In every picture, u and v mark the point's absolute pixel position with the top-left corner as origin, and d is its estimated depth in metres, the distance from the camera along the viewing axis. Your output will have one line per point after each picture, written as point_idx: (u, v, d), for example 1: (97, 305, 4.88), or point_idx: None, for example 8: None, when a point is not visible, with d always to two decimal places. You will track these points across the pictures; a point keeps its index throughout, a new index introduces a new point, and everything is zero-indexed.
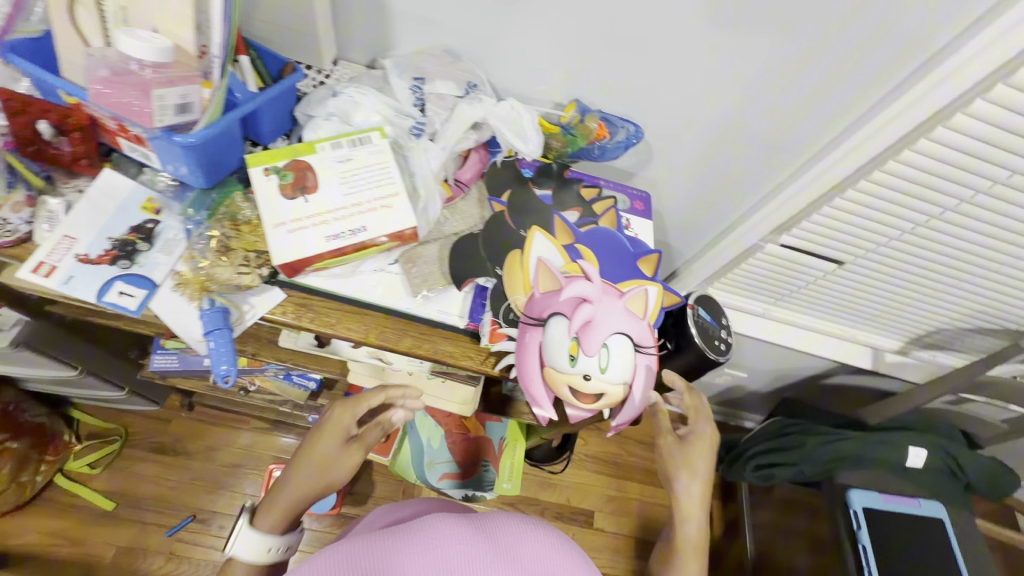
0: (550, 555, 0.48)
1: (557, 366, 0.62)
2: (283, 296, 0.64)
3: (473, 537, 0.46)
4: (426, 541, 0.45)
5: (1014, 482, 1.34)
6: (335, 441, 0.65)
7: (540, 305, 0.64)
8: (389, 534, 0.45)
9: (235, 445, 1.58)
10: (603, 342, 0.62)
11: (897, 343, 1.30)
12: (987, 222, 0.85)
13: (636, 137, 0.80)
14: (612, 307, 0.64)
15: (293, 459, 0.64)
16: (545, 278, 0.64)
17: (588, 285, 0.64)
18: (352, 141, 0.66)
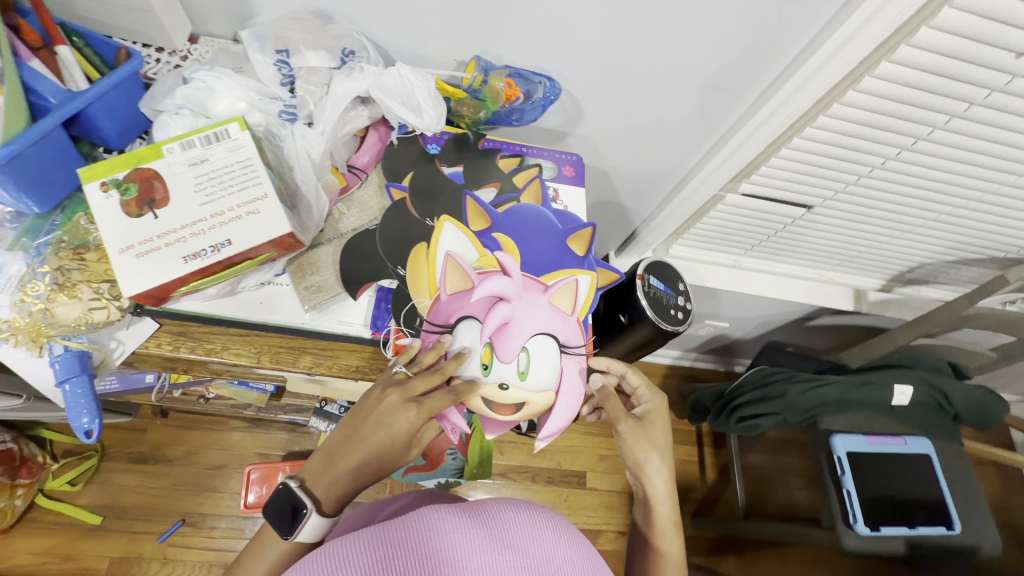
0: (557, 539, 0.40)
1: (471, 376, 0.57)
2: (157, 326, 0.57)
3: (467, 522, 0.38)
4: (415, 531, 0.37)
5: (1001, 411, 1.29)
6: (390, 439, 0.49)
7: (449, 309, 0.58)
8: (370, 531, 0.38)
9: (223, 444, 1.49)
10: (521, 346, 0.57)
11: (879, 282, 1.23)
12: (968, 148, 0.75)
13: (554, 94, 0.70)
14: (532, 305, 0.59)
15: (339, 442, 0.49)
16: (453, 277, 0.58)
17: (506, 282, 0.58)
18: (206, 138, 0.55)
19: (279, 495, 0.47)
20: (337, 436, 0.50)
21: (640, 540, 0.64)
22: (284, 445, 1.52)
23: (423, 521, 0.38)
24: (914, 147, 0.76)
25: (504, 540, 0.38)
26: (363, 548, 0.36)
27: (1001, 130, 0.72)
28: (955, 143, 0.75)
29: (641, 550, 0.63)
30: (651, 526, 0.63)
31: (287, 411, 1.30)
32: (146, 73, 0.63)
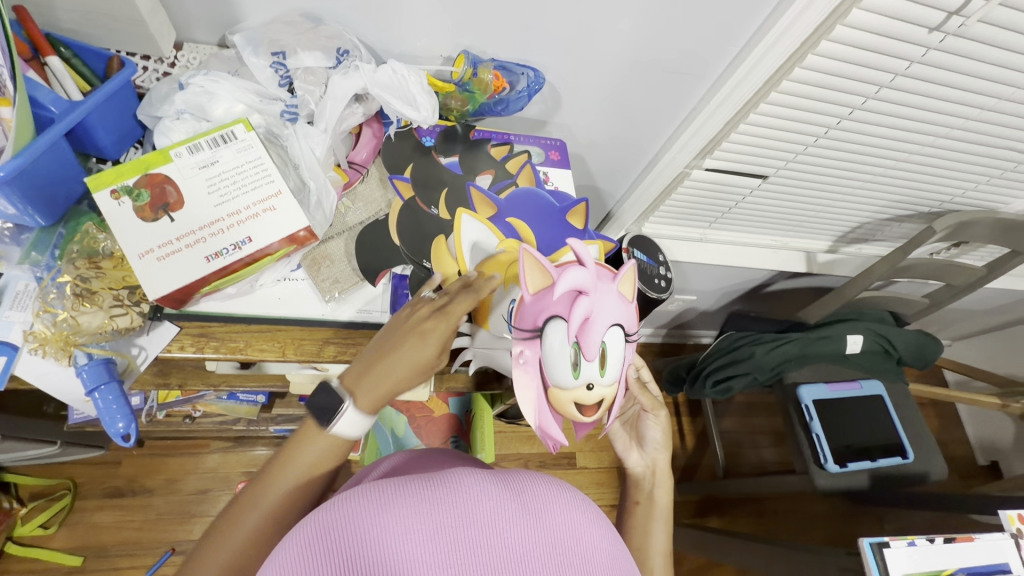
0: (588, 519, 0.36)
1: (562, 380, 0.52)
2: (177, 330, 0.57)
3: (495, 507, 0.33)
4: (439, 516, 0.32)
5: (937, 348, 1.48)
6: (424, 346, 0.52)
7: (533, 310, 0.52)
8: (385, 503, 0.33)
9: (205, 468, 1.44)
10: (601, 342, 0.52)
11: (826, 244, 1.36)
12: (894, 114, 0.86)
13: (538, 83, 0.75)
14: (607, 294, 0.53)
15: (375, 349, 0.53)
16: (532, 274, 0.52)
17: (583, 273, 0.52)
18: (212, 140, 0.57)
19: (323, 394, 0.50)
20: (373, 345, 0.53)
21: (641, 517, 0.64)
22: None
23: (445, 502, 0.33)
24: (851, 116, 0.87)
25: (539, 532, 0.33)
26: (379, 529, 0.31)
27: (919, 99, 0.83)
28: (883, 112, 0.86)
29: (643, 527, 0.63)
30: (656, 508, 0.64)
31: (277, 422, 1.29)
32: (135, 82, 0.63)
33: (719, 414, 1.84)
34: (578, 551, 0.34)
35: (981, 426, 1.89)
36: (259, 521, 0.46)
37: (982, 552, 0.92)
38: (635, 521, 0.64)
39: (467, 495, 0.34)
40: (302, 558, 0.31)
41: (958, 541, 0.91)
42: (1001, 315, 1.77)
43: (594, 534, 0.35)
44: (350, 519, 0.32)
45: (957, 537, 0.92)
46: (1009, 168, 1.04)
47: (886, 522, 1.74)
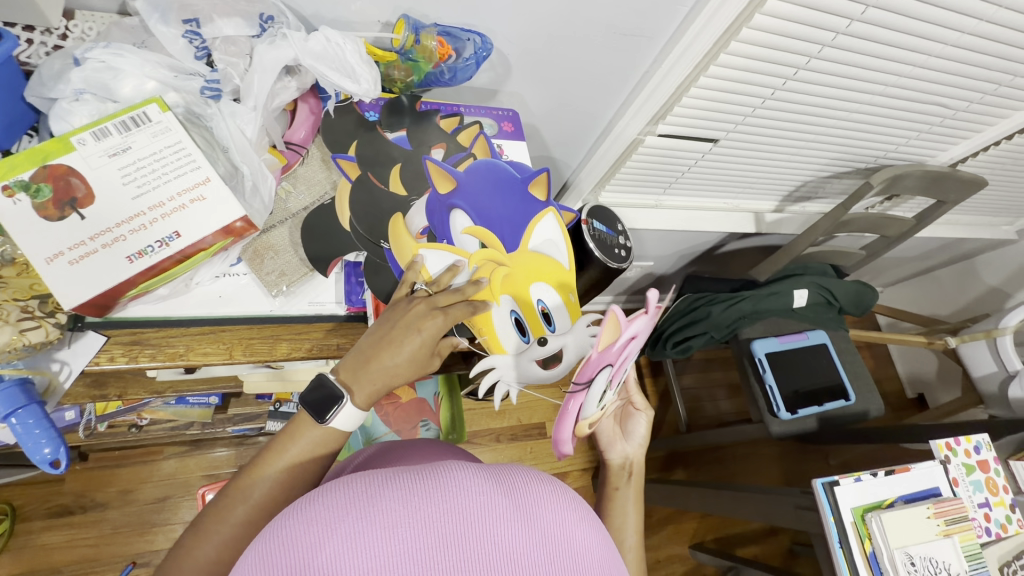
0: (577, 518, 0.35)
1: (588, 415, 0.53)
2: (104, 340, 0.52)
3: (485, 501, 0.33)
4: (426, 509, 0.31)
5: (874, 297, 1.58)
6: (420, 342, 0.50)
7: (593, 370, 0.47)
8: (372, 497, 0.31)
9: (161, 475, 1.36)
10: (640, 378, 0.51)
11: (773, 204, 1.40)
12: (836, 73, 0.88)
13: (486, 49, 0.70)
14: None
15: (370, 343, 0.50)
16: (609, 332, 0.45)
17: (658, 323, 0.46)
18: (122, 123, 0.50)
19: (316, 387, 0.47)
20: (369, 338, 0.50)
21: (619, 500, 0.67)
22: (235, 460, 1.43)
23: (433, 495, 0.32)
24: (796, 77, 0.88)
25: (531, 527, 0.32)
26: (365, 521, 0.30)
27: (856, 58, 0.85)
28: (825, 71, 0.87)
29: (620, 509, 0.66)
30: (633, 494, 0.67)
31: (235, 422, 1.23)
32: (18, 57, 0.54)
33: (680, 373, 1.91)
34: (569, 552, 0.33)
35: (910, 363, 2.07)
36: (228, 540, 0.43)
37: (918, 480, 1.01)
38: (615, 502, 0.66)
39: (456, 489, 0.33)
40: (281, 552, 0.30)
41: (898, 472, 0.99)
42: (926, 261, 1.92)
43: (585, 533, 0.35)
44: (334, 513, 0.31)
45: (898, 469, 0.99)
46: (936, 122, 1.10)
47: (831, 458, 1.89)
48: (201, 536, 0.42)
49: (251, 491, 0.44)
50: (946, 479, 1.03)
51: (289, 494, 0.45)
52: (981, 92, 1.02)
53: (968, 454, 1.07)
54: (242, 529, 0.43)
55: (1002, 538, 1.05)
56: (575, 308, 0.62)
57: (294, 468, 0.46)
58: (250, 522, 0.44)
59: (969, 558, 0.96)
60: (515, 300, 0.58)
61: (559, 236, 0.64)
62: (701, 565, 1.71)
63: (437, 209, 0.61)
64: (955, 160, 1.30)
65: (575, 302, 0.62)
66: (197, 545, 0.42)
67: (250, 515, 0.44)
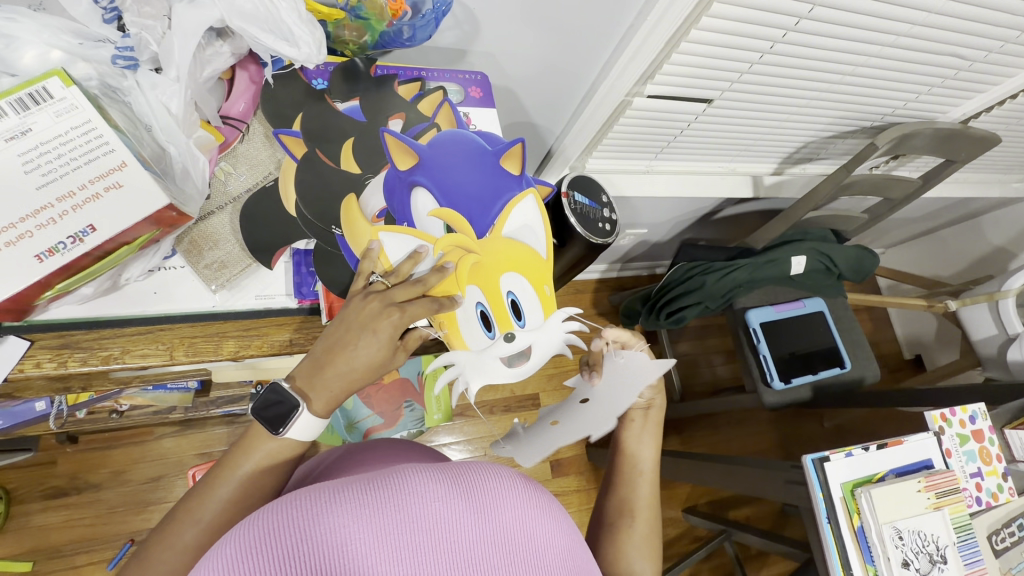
0: (536, 510, 0.36)
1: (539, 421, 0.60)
2: (28, 345, 0.47)
3: (442, 507, 0.32)
4: (380, 523, 0.31)
5: (874, 262, 1.53)
6: (378, 345, 0.45)
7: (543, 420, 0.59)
8: (320, 514, 0.31)
9: (152, 455, 1.36)
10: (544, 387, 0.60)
11: (772, 166, 1.32)
12: (842, 22, 0.80)
13: (446, 3, 0.62)
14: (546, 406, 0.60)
15: (324, 347, 0.46)
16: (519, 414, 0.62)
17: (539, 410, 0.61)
18: (19, 99, 0.42)
19: (270, 396, 0.43)
20: (323, 342, 0.45)
21: (634, 435, 0.66)
22: (226, 439, 1.42)
23: (386, 507, 0.31)
24: (798, 28, 0.79)
25: (489, 528, 0.33)
26: (314, 540, 0.30)
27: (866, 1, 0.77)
28: (830, 20, 0.79)
29: (633, 449, 0.65)
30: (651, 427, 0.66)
31: (219, 405, 1.21)
32: None
33: (675, 341, 1.88)
34: (528, 544, 0.34)
35: (909, 326, 2.04)
36: (174, 566, 0.40)
37: (911, 452, 0.99)
38: (628, 436, 0.66)
39: (413, 498, 0.32)
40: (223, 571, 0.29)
41: (890, 446, 0.97)
42: (931, 221, 1.85)
43: (545, 525, 0.36)
44: (280, 533, 0.30)
45: (890, 442, 0.97)
46: (950, 76, 1.01)
47: (825, 421, 1.89)
48: (147, 562, 0.40)
49: (202, 512, 0.41)
50: (939, 451, 1.01)
51: (245, 512, 0.42)
52: (1003, 39, 0.93)
53: (963, 424, 1.05)
54: (193, 554, 0.40)
55: (992, 507, 1.04)
56: (549, 300, 0.58)
57: (248, 485, 0.43)
58: (200, 546, 0.40)
59: (958, 529, 0.95)
60: (482, 292, 0.53)
61: (537, 219, 0.60)
62: (694, 527, 1.73)
63: (397, 188, 0.55)
64: (968, 116, 1.21)
65: (549, 293, 0.59)
66: (144, 569, 0.39)
67: (201, 539, 0.40)
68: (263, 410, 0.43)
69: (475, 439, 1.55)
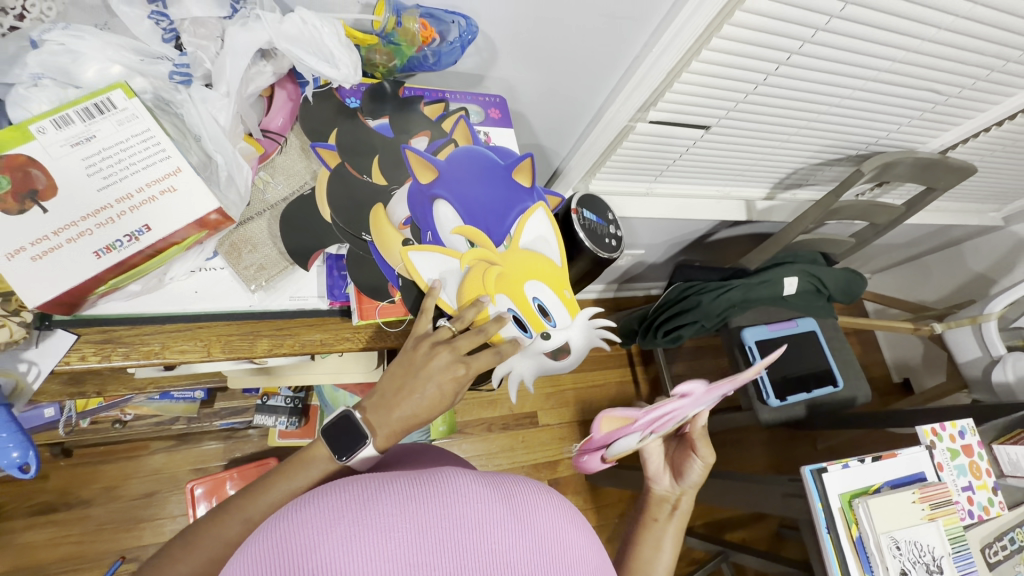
0: (566, 522, 0.38)
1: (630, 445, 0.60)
2: (74, 338, 0.49)
3: (480, 507, 0.35)
4: (423, 514, 0.33)
5: (863, 284, 1.59)
6: (442, 392, 0.49)
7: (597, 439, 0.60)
8: (368, 503, 0.33)
9: (144, 471, 1.33)
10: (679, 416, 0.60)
11: (764, 191, 1.39)
12: (828, 59, 0.87)
13: (471, 33, 0.67)
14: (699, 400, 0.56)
15: (391, 388, 0.48)
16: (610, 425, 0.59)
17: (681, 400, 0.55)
18: (88, 108, 0.47)
19: (342, 425, 0.46)
20: (390, 381, 0.49)
21: (656, 532, 0.61)
22: (223, 454, 1.41)
23: (430, 501, 0.34)
24: (791, 61, 0.86)
25: (525, 534, 0.35)
26: (361, 527, 0.32)
27: (852, 38, 0.83)
28: (818, 56, 0.86)
29: (655, 539, 0.60)
30: (673, 524, 0.62)
31: (222, 416, 1.21)
32: None
33: (671, 362, 1.91)
34: (557, 553, 0.36)
35: (897, 350, 2.09)
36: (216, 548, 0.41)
37: (904, 465, 1.01)
38: (649, 532, 0.61)
39: (454, 495, 0.35)
40: (276, 554, 0.31)
41: (884, 459, 1.00)
42: (914, 247, 1.93)
43: (577, 541, 0.38)
44: (327, 520, 0.32)
45: (884, 455, 1.00)
46: (927, 109, 1.09)
47: (818, 443, 1.91)
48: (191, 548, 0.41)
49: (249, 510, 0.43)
50: (932, 464, 1.04)
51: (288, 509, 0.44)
52: (975, 76, 1.01)
53: (953, 439, 1.09)
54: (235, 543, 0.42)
55: (984, 520, 1.07)
56: (571, 303, 0.63)
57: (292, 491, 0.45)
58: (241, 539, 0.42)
59: (952, 541, 0.97)
60: (512, 300, 0.57)
61: (549, 231, 0.64)
62: (691, 549, 1.73)
63: (419, 200, 0.59)
64: (946, 147, 1.29)
65: (569, 297, 0.63)
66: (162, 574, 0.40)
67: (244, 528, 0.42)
68: (329, 440, 0.46)
69: (474, 456, 1.55)
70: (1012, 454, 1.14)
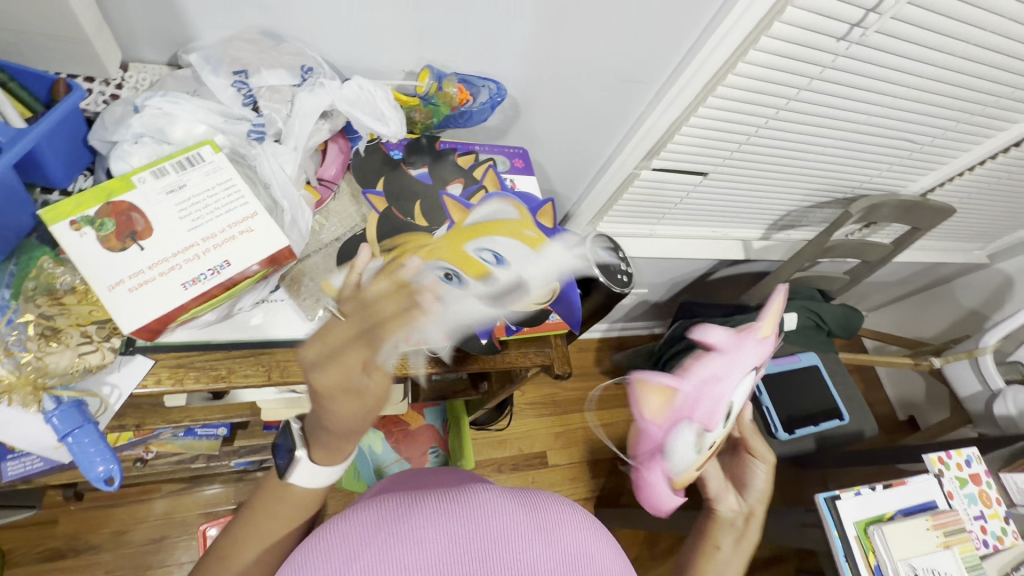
0: (593, 540, 0.40)
1: (688, 470, 0.49)
2: (151, 363, 0.55)
3: (502, 521, 0.39)
4: (452, 527, 0.38)
5: (860, 319, 1.65)
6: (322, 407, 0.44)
7: (649, 436, 0.49)
8: (403, 518, 0.38)
9: (149, 518, 1.28)
10: (727, 405, 0.50)
11: (759, 232, 1.48)
12: (812, 112, 0.98)
13: (499, 95, 0.78)
14: (738, 358, 0.52)
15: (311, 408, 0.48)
16: (659, 403, 0.50)
17: (716, 358, 0.51)
18: (179, 163, 0.55)
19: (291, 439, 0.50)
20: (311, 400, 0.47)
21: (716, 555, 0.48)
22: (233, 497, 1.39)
23: (458, 516, 0.39)
24: (778, 116, 0.97)
25: (546, 545, 0.38)
26: (394, 538, 0.37)
27: (831, 96, 0.94)
28: (803, 111, 0.97)
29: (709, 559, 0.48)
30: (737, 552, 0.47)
31: (240, 455, 1.22)
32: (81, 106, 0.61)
33: None
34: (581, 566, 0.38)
35: (898, 386, 2.13)
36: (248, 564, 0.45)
37: (915, 492, 1.03)
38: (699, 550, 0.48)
39: (479, 511, 0.39)
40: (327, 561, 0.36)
41: (895, 486, 1.02)
42: (906, 285, 2.00)
43: (605, 559, 0.40)
44: (364, 534, 0.37)
45: (894, 482, 1.02)
46: (905, 155, 1.20)
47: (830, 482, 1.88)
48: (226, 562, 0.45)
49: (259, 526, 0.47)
50: (942, 492, 1.06)
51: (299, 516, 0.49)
52: (946, 127, 1.12)
53: (960, 467, 1.11)
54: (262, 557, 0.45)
55: (999, 550, 1.08)
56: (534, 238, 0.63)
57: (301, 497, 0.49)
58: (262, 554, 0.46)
59: (970, 569, 0.98)
60: (451, 258, 0.57)
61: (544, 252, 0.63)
62: None
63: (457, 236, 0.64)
64: (925, 190, 1.40)
65: (531, 235, 0.64)
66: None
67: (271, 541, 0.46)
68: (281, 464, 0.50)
69: None
70: (1020, 482, 1.16)
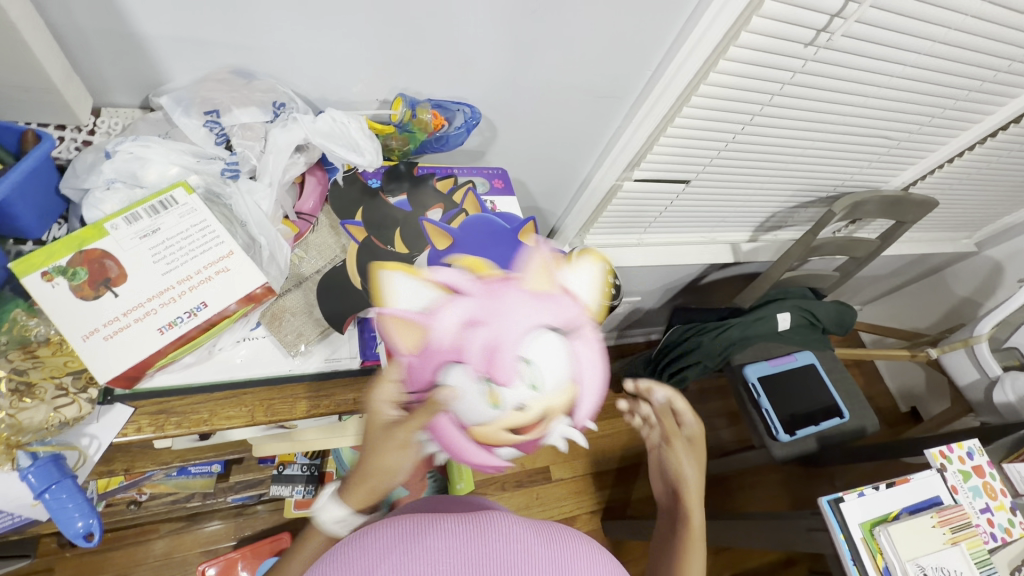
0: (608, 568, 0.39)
1: (482, 421, 0.42)
2: (130, 412, 0.55)
3: (519, 547, 0.37)
4: (467, 551, 0.37)
5: (853, 315, 1.65)
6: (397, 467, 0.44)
7: (416, 372, 0.43)
8: (416, 536, 0.37)
9: (144, 562, 1.24)
10: (519, 358, 0.43)
11: (747, 235, 1.49)
12: (788, 115, 0.98)
13: (474, 118, 0.78)
14: (508, 305, 0.44)
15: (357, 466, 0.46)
16: (403, 330, 0.44)
17: (468, 301, 0.44)
18: (152, 207, 0.55)
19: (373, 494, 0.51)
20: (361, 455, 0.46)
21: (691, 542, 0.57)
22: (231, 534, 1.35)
23: (474, 538, 0.37)
24: (754, 121, 0.98)
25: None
26: (410, 557, 0.36)
27: (804, 98, 0.95)
28: (780, 115, 0.98)
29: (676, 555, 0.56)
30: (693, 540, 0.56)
31: (237, 491, 1.20)
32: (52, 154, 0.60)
33: None
34: None
35: (898, 378, 2.13)
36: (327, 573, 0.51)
37: (919, 489, 1.02)
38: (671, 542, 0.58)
39: (496, 533, 0.38)
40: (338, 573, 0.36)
41: (899, 484, 1.00)
42: (897, 277, 2.01)
43: None
44: (385, 548, 0.37)
45: (898, 481, 1.01)
46: (885, 151, 1.21)
47: (837, 480, 1.86)
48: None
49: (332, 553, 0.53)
50: (946, 487, 1.05)
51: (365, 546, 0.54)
52: (921, 122, 1.13)
53: (963, 461, 1.10)
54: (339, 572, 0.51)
55: (1008, 542, 1.06)
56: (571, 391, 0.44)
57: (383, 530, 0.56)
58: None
59: (979, 565, 0.97)
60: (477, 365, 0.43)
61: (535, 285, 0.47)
62: None
63: (438, 264, 0.61)
64: (908, 184, 1.40)
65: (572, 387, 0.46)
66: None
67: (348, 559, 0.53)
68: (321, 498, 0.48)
69: None
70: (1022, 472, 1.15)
